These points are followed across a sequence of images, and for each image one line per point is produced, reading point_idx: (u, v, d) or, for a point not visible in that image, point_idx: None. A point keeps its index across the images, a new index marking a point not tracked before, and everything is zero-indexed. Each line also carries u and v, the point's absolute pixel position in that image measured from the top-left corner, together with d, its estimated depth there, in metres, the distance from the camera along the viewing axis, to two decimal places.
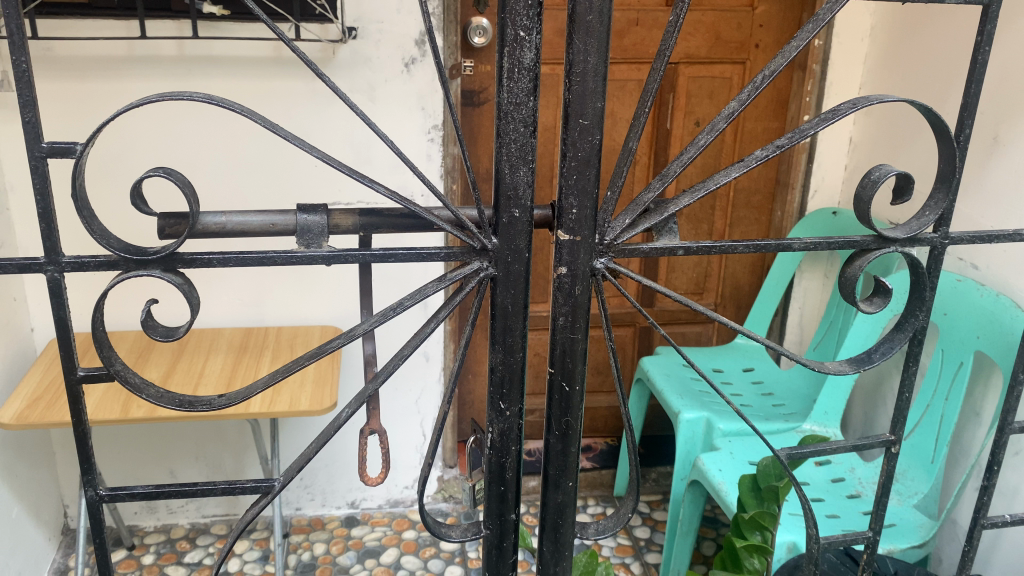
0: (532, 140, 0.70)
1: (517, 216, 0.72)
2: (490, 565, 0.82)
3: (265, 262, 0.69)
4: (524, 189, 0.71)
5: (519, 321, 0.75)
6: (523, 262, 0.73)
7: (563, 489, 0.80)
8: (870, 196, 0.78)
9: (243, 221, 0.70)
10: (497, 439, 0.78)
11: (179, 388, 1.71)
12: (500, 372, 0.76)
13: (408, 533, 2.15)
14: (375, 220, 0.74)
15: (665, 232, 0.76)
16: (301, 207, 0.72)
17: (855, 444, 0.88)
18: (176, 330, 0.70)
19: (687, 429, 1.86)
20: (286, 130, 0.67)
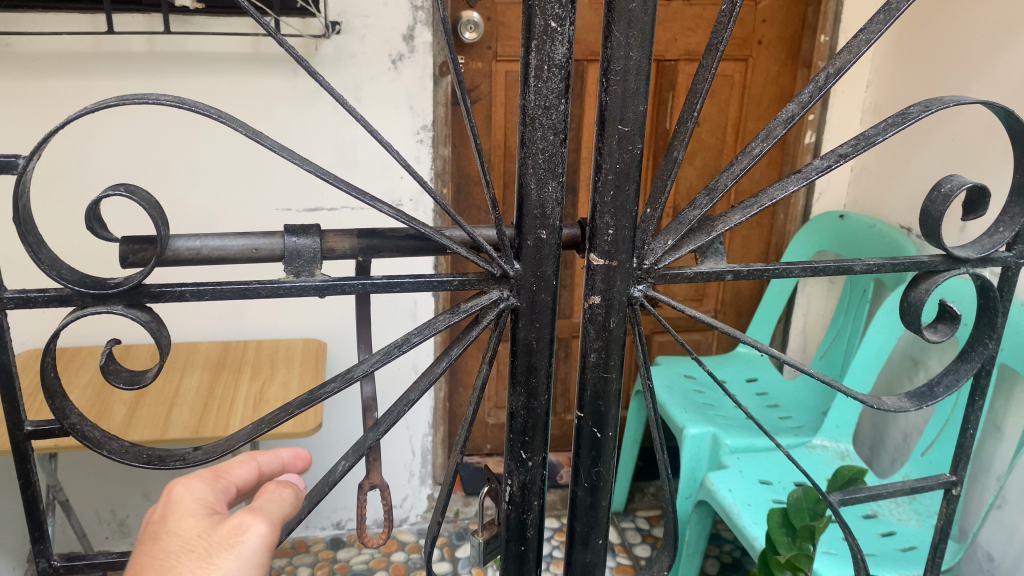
0: (563, 150, 0.60)
1: (545, 238, 0.62)
2: None
3: (246, 295, 0.58)
4: (554, 207, 0.61)
5: (546, 358, 0.65)
6: (550, 291, 0.63)
7: (592, 548, 0.70)
8: (941, 212, 0.68)
9: (220, 248, 0.59)
10: (516, 494, 0.68)
11: (152, 413, 1.60)
12: (522, 416, 0.66)
13: (398, 555, 2.05)
14: (375, 243, 0.64)
15: (711, 254, 0.67)
16: (289, 228, 0.61)
17: (913, 486, 0.79)
18: (142, 376, 0.59)
19: (692, 445, 1.77)
20: (273, 141, 0.56)
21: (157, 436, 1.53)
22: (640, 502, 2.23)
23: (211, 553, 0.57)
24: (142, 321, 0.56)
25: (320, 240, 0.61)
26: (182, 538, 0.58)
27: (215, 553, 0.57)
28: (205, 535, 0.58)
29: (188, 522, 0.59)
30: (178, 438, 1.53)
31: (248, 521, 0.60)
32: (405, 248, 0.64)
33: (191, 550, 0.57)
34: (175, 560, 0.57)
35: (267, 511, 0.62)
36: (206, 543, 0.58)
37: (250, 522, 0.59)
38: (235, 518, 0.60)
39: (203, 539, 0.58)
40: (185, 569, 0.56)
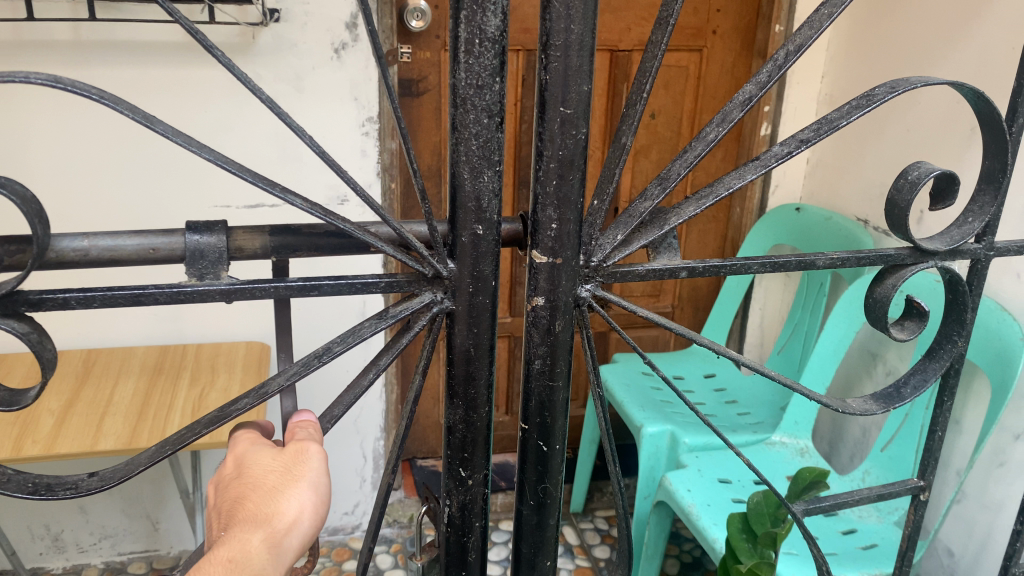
0: (499, 136, 0.54)
1: (481, 234, 0.56)
2: None
3: (141, 302, 0.51)
4: (490, 199, 0.55)
5: (486, 368, 0.59)
6: (489, 293, 0.57)
7: (540, 570, 0.64)
8: (909, 201, 0.63)
9: (112, 248, 0.52)
10: (455, 515, 0.62)
11: (81, 423, 1.50)
12: (461, 431, 0.60)
13: (349, 563, 1.98)
14: (291, 241, 0.57)
15: (664, 250, 0.61)
16: (191, 225, 0.54)
17: (880, 492, 0.75)
18: (23, 396, 0.52)
19: (650, 444, 1.72)
20: (166, 126, 0.49)
21: (88, 449, 1.44)
22: (599, 502, 2.18)
23: (289, 470, 0.59)
24: (20, 333, 0.49)
25: (227, 238, 0.55)
26: (262, 464, 0.60)
27: (292, 470, 0.59)
28: (275, 459, 0.60)
29: (262, 452, 0.61)
30: (109, 449, 1.44)
31: (306, 443, 0.60)
32: (324, 246, 0.58)
33: (273, 471, 0.59)
34: (265, 477, 0.59)
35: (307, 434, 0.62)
36: (282, 464, 0.59)
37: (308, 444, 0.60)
38: (293, 443, 0.61)
39: (278, 461, 0.59)
40: (275, 484, 0.58)
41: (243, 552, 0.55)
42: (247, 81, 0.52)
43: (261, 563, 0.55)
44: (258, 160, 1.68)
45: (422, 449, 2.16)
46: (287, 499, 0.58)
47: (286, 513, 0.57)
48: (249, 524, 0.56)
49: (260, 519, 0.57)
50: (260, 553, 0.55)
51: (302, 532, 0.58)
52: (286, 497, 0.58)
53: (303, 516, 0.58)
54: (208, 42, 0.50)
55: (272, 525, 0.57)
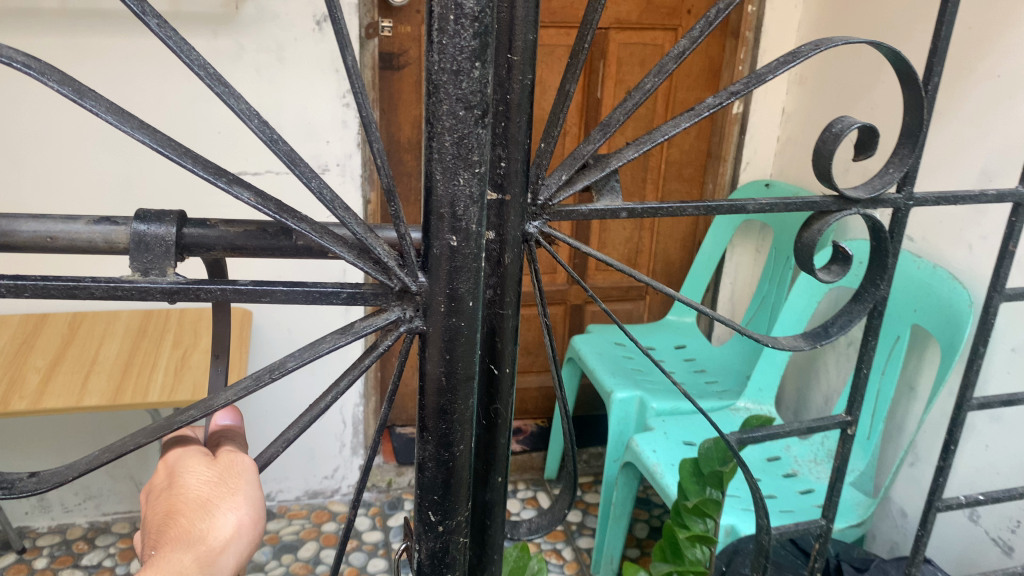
0: (479, 132, 0.55)
1: (454, 244, 0.57)
2: None
3: (74, 296, 0.49)
4: (468, 204, 0.57)
5: (461, 396, 0.60)
6: (464, 310, 0.59)
7: (492, 486, 0.70)
8: (831, 151, 0.69)
9: (9, 231, 0.52)
10: (430, 556, 0.66)
11: (65, 383, 1.55)
12: (444, 476, 0.63)
13: (329, 525, 2.04)
14: (207, 236, 0.56)
15: (607, 191, 0.67)
16: (139, 216, 0.54)
17: (810, 425, 0.80)
18: None
19: (619, 409, 1.79)
20: (98, 101, 0.47)
21: (73, 404, 1.49)
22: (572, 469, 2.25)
23: (224, 482, 0.59)
24: None
25: (179, 230, 0.55)
26: (197, 474, 0.59)
27: (228, 483, 0.59)
28: (206, 470, 0.60)
29: (189, 458, 0.61)
30: (95, 405, 1.49)
31: (238, 456, 0.62)
32: (243, 246, 0.56)
33: (207, 483, 0.59)
34: (197, 489, 0.58)
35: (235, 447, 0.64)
36: (216, 475, 0.60)
37: (241, 457, 0.61)
38: (225, 456, 0.61)
39: (212, 471, 0.60)
40: (210, 497, 0.58)
41: (180, 566, 0.53)
42: (184, 54, 0.50)
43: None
44: (241, 130, 1.73)
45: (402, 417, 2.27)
46: (223, 514, 0.58)
47: (221, 529, 0.57)
48: (181, 542, 0.55)
49: (193, 534, 0.56)
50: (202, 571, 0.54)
51: (238, 549, 0.58)
52: (222, 511, 0.58)
53: (241, 534, 0.58)
54: (146, 12, 0.49)
55: (206, 542, 0.56)
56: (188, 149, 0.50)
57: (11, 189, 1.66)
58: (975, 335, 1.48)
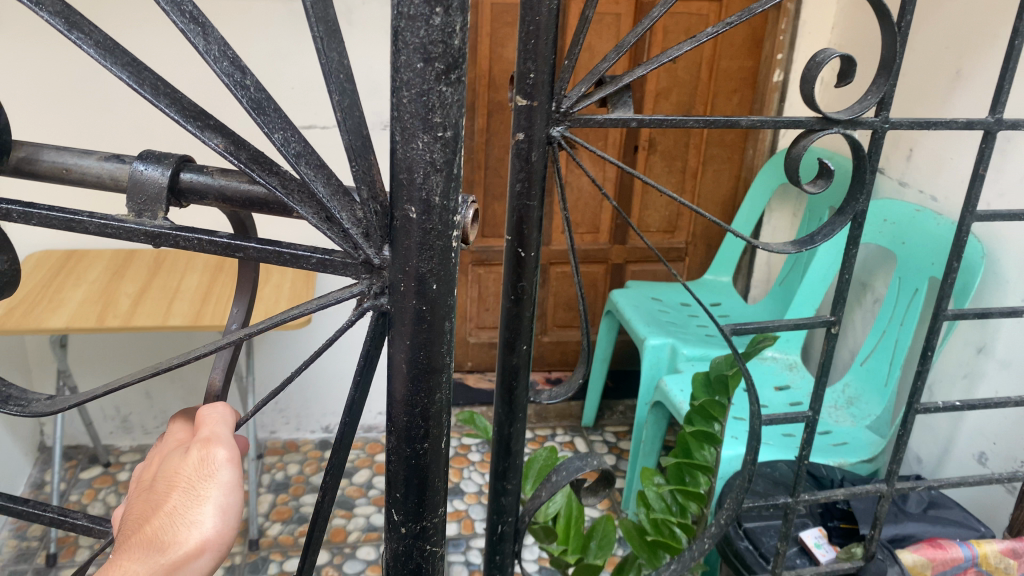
0: (440, 90, 0.47)
1: (415, 216, 0.49)
2: (496, 469, 0.91)
3: (71, 229, 0.46)
4: (427, 172, 0.48)
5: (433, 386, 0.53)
6: (421, 293, 0.50)
7: (518, 352, 0.85)
8: (815, 76, 0.81)
9: (31, 159, 0.49)
10: (395, 554, 0.59)
11: (154, 306, 1.74)
12: (405, 472, 0.56)
13: (380, 455, 2.23)
14: (201, 184, 0.49)
15: (620, 105, 0.80)
16: (142, 154, 0.48)
17: (797, 322, 0.93)
18: None
19: (652, 354, 1.91)
20: (84, 36, 0.42)
21: (160, 323, 1.68)
22: (609, 418, 2.38)
23: (194, 486, 0.50)
24: None
25: (176, 173, 0.48)
26: (172, 476, 0.51)
27: (194, 487, 0.50)
28: (178, 472, 0.51)
29: (168, 461, 0.53)
30: (178, 325, 1.68)
31: (213, 446, 0.52)
32: (233, 199, 0.49)
33: (177, 485, 0.50)
34: (169, 493, 0.50)
35: (223, 434, 0.53)
36: (187, 478, 0.51)
37: (216, 446, 0.52)
38: (197, 448, 0.52)
39: (185, 474, 0.51)
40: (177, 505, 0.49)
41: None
42: None
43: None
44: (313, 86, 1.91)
45: None
46: (190, 526, 0.49)
47: (186, 543, 0.48)
48: (137, 555, 0.47)
49: (153, 546, 0.47)
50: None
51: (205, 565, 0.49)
52: (189, 523, 0.49)
53: (208, 548, 0.49)
54: None
55: (165, 555, 0.47)
56: (166, 86, 0.44)
57: (113, 129, 1.90)
58: (989, 287, 1.56)
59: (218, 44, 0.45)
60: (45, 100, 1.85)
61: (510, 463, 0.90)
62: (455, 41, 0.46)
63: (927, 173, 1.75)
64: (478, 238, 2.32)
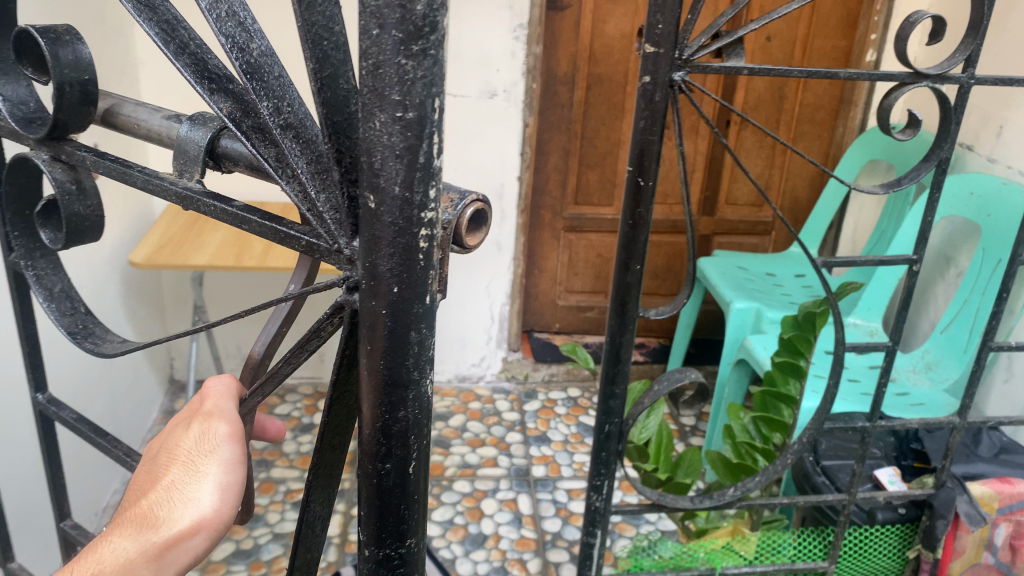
0: (401, 63, 0.37)
1: (375, 208, 0.39)
2: (607, 374, 1.04)
3: (128, 180, 0.52)
4: (386, 158, 0.38)
5: (394, 399, 0.42)
6: (383, 302, 0.41)
7: (632, 271, 0.98)
8: (909, 34, 0.92)
9: (116, 113, 0.58)
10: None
11: (283, 251, 1.92)
12: (369, 492, 0.45)
13: (473, 403, 2.45)
14: (237, 151, 0.50)
15: (733, 56, 0.93)
16: (196, 119, 0.51)
17: (882, 259, 1.04)
18: (54, 234, 0.59)
19: (737, 317, 2.02)
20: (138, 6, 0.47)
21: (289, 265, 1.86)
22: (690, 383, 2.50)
23: (193, 461, 0.54)
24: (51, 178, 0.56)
25: (216, 139, 0.50)
26: (176, 453, 0.55)
27: (195, 463, 0.54)
28: (182, 444, 0.55)
29: (177, 432, 0.56)
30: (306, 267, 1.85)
31: (214, 421, 0.54)
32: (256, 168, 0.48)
33: (180, 461, 0.55)
34: (172, 467, 0.55)
35: (226, 407, 0.55)
36: (188, 455, 0.54)
37: (216, 422, 0.54)
38: (198, 422, 0.55)
39: (187, 450, 0.55)
40: (176, 483, 0.54)
41: (116, 560, 0.51)
42: None
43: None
44: None
45: (539, 323, 2.65)
46: (184, 505, 0.53)
47: (179, 521, 0.53)
48: (133, 529, 0.52)
49: (147, 521, 0.53)
50: (142, 564, 0.51)
51: (199, 541, 0.53)
52: (184, 503, 0.53)
53: (201, 526, 0.53)
54: None
55: (157, 531, 0.52)
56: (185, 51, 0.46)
57: None
58: None
59: (224, 2, 0.44)
60: None
61: (619, 369, 1.04)
62: (418, 3, 0.36)
63: (1016, 149, 1.81)
64: (572, 205, 2.46)
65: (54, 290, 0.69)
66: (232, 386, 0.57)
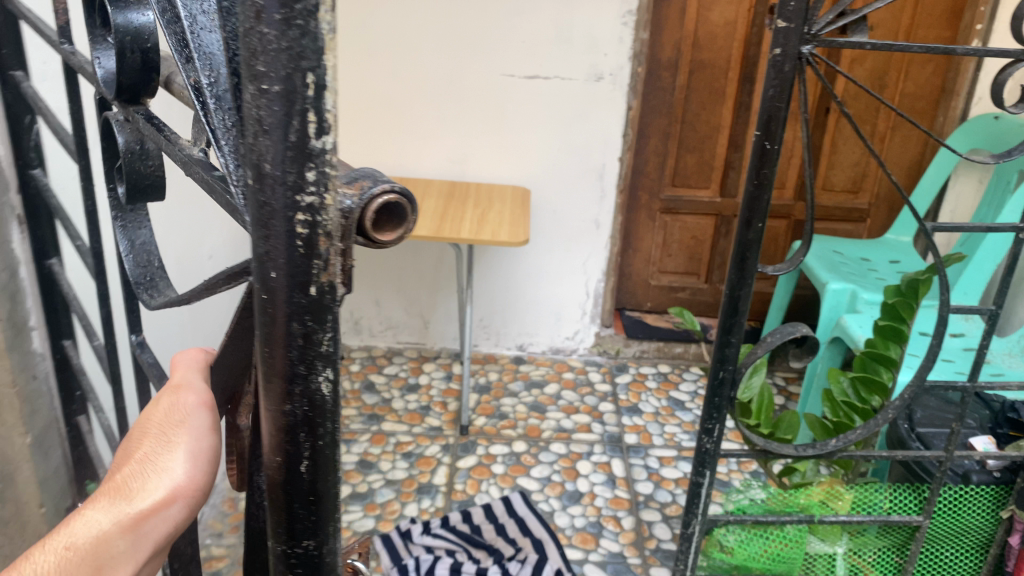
0: (264, 27, 0.29)
1: (254, 190, 0.32)
2: (725, 324, 1.14)
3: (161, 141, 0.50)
4: (255, 134, 0.30)
5: (285, 389, 0.35)
6: (266, 292, 0.33)
7: (753, 228, 1.08)
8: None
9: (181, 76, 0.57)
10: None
11: None
12: (274, 494, 0.37)
13: (567, 373, 2.57)
14: None
15: (857, 32, 1.01)
16: None
17: (989, 226, 1.10)
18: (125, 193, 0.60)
19: (832, 297, 2.08)
20: None
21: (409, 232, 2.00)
22: (779, 364, 2.56)
23: (164, 433, 0.50)
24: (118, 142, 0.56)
25: None
26: (142, 426, 0.50)
27: (165, 433, 0.49)
28: (150, 418, 0.51)
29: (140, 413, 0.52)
30: (424, 234, 1.99)
31: (184, 391, 0.52)
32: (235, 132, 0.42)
33: (148, 435, 0.50)
34: (139, 443, 0.50)
35: (196, 378, 0.53)
36: (157, 426, 0.50)
37: (186, 391, 0.52)
38: (168, 393, 0.52)
39: (155, 424, 0.50)
40: (145, 457, 0.49)
41: (88, 535, 0.45)
42: None
43: (122, 547, 0.45)
44: (541, 40, 2.22)
45: (631, 301, 2.75)
46: (157, 476, 0.48)
47: (152, 493, 0.47)
48: (104, 503, 0.47)
49: (120, 494, 0.47)
50: (117, 535, 0.45)
51: (174, 516, 0.48)
52: (157, 475, 0.48)
53: (178, 496, 0.48)
54: None
55: (130, 503, 0.47)
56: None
57: (369, 72, 2.28)
58: None
59: None
60: None
61: (735, 320, 1.13)
62: None
63: None
64: (669, 187, 2.54)
65: (135, 242, 0.64)
66: (200, 361, 0.55)
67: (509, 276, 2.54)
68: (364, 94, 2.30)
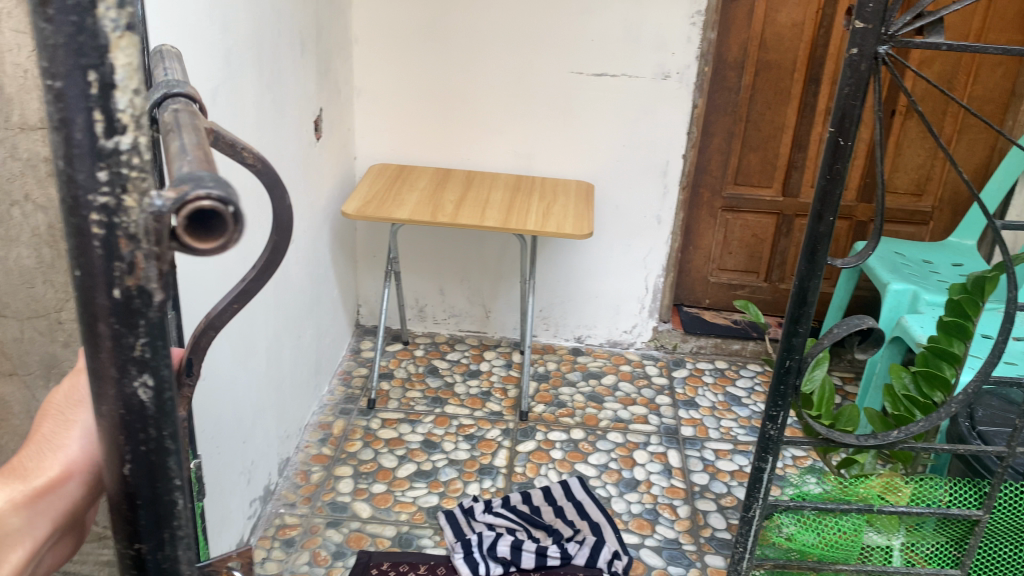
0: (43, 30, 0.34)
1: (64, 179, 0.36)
2: (793, 311, 1.18)
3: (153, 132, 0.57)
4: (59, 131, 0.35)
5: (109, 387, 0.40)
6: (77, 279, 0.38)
7: (825, 221, 1.12)
8: None
9: None
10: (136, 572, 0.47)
11: (471, 212, 2.13)
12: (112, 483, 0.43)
13: (625, 365, 2.62)
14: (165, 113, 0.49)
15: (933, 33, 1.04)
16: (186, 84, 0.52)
17: None
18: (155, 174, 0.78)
19: (893, 298, 2.10)
20: None
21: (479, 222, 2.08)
22: (836, 364, 2.57)
23: (63, 414, 0.62)
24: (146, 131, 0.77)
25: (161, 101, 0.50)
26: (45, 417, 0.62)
27: (65, 414, 0.62)
28: (52, 403, 0.63)
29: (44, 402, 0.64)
30: (492, 225, 2.06)
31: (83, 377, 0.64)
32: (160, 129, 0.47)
33: (45, 421, 0.62)
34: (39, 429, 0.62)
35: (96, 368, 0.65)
36: (55, 411, 0.62)
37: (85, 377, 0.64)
38: (68, 382, 0.64)
39: (53, 411, 0.62)
40: (43, 441, 0.61)
41: None
42: None
43: (16, 522, 0.56)
44: (610, 38, 2.27)
45: (689, 297, 2.79)
46: (52, 455, 0.60)
47: (47, 470, 0.59)
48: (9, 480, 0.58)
49: (19, 473, 0.59)
50: (11, 512, 0.56)
51: (70, 489, 0.60)
52: (52, 455, 0.60)
53: (72, 470, 0.60)
54: None
55: (28, 481, 0.58)
56: None
57: (442, 67, 2.35)
58: None
59: None
60: (397, 42, 2.34)
61: (803, 310, 1.17)
62: None
63: None
64: (731, 186, 2.57)
65: None
66: None
67: (570, 269, 2.59)
68: (438, 89, 2.38)
